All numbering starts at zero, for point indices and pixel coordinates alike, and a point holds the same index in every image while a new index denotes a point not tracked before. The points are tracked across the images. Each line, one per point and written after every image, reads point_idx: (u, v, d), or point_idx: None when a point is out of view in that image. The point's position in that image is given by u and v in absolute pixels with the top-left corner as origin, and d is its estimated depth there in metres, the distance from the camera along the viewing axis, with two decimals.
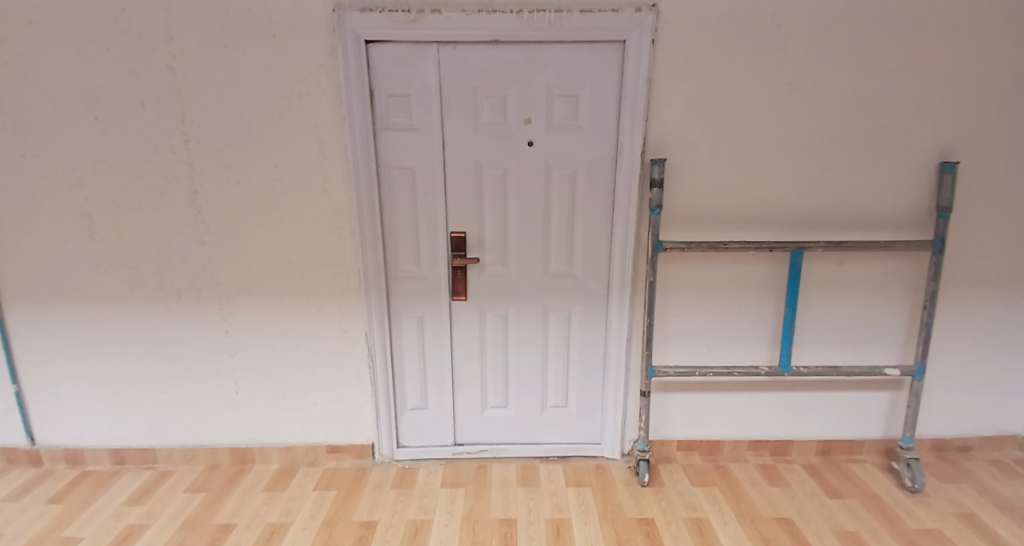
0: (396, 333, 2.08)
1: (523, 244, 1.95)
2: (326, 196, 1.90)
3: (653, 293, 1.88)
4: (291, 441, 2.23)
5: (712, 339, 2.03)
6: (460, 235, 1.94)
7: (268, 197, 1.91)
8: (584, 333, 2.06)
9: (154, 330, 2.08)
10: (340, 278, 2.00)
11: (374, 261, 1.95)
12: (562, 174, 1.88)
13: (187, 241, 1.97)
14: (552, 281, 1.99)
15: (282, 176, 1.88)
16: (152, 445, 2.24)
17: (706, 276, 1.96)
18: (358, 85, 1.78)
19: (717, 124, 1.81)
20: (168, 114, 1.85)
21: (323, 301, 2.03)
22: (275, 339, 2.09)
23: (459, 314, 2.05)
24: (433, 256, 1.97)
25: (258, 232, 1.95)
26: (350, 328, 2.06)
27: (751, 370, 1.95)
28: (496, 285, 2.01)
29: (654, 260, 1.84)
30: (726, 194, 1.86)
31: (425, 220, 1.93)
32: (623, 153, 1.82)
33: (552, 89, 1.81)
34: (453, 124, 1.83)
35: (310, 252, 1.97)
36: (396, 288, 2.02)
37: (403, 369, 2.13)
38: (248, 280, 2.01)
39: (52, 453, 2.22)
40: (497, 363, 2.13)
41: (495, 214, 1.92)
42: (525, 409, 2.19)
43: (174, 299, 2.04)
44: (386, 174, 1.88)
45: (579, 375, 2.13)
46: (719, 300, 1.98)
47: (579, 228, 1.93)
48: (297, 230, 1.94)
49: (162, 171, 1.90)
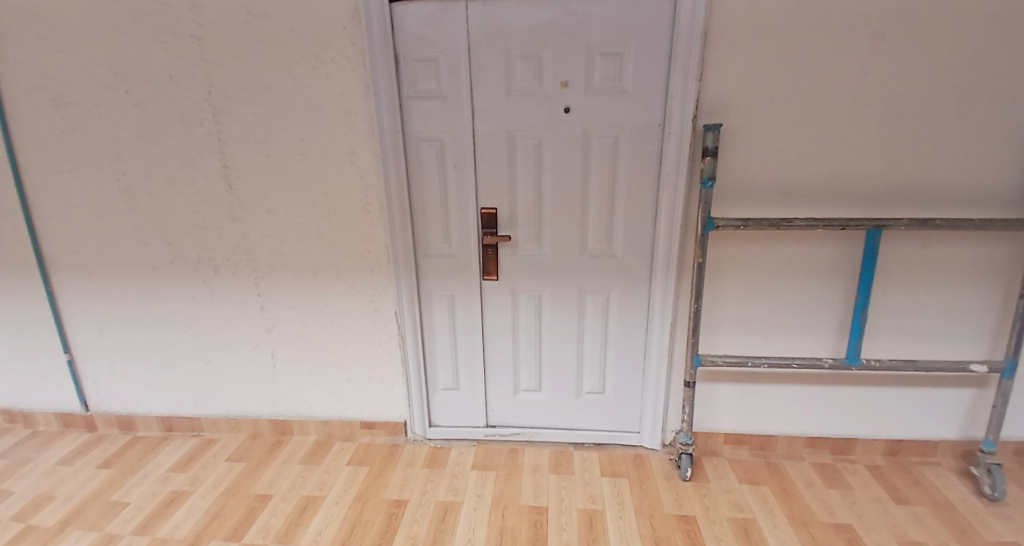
0: (427, 311, 2.01)
1: (558, 220, 1.81)
2: (353, 169, 1.82)
3: (701, 275, 1.69)
4: (326, 416, 2.24)
5: (768, 327, 1.84)
6: (491, 210, 1.82)
7: (296, 171, 1.85)
8: (625, 316, 1.92)
9: (193, 304, 2.11)
10: (370, 254, 1.93)
11: (402, 237, 1.87)
12: (604, 144, 1.71)
13: (220, 216, 1.95)
14: (590, 261, 1.85)
15: (310, 149, 1.82)
16: (197, 414, 2.31)
17: (763, 258, 1.76)
18: (383, 50, 1.67)
19: (783, 85, 1.58)
20: (196, 85, 1.80)
21: (354, 278, 1.98)
22: (307, 314, 2.06)
23: (492, 294, 1.96)
24: (463, 233, 1.87)
25: (288, 207, 1.90)
26: (382, 306, 2.01)
27: (813, 363, 1.76)
28: (529, 265, 1.89)
29: (704, 239, 1.65)
30: (791, 167, 1.65)
31: (456, 195, 1.82)
32: (673, 119, 1.62)
33: (593, 47, 1.62)
34: (484, 91, 1.70)
35: (340, 227, 1.91)
36: (427, 266, 1.94)
37: (435, 347, 2.07)
38: (280, 256, 1.98)
39: (106, 418, 2.34)
40: (531, 345, 2.03)
41: (529, 188, 1.79)
42: (560, 393, 2.09)
43: (210, 273, 2.05)
44: (414, 145, 1.77)
45: (619, 360, 2.00)
46: (777, 284, 1.79)
47: (621, 204, 1.76)
48: (326, 206, 1.88)
49: (192, 145, 1.87)
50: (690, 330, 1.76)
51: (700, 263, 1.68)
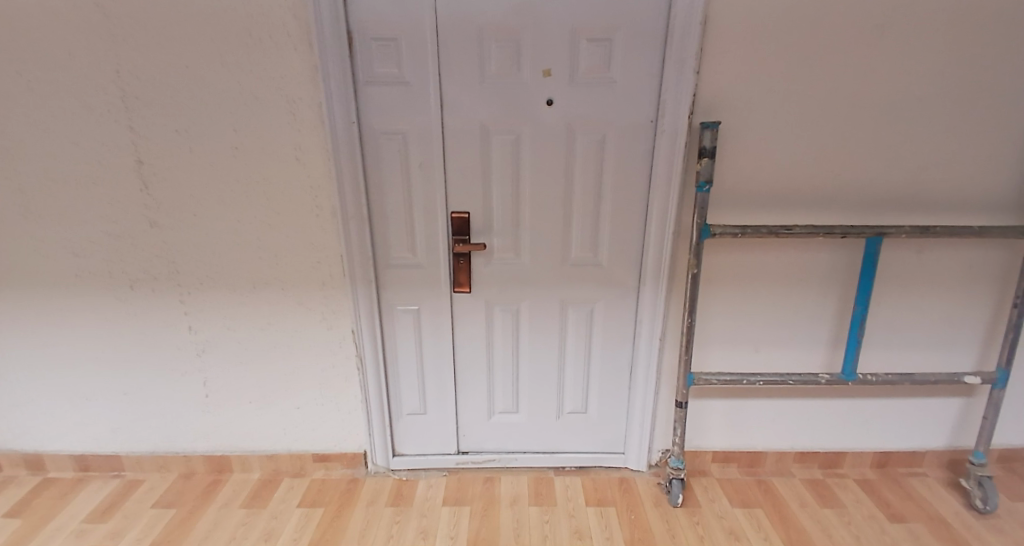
0: (389, 329, 1.78)
1: (537, 227, 1.62)
2: (299, 167, 1.56)
3: (695, 287, 1.54)
4: (273, 449, 1.96)
5: (762, 339, 1.72)
6: (464, 216, 1.61)
7: (230, 170, 1.58)
8: (610, 331, 1.75)
9: (109, 327, 1.79)
10: (321, 266, 1.68)
11: (360, 247, 1.63)
12: (589, 142, 1.53)
13: (137, 222, 1.65)
14: (573, 271, 1.68)
15: (247, 144, 1.55)
16: (118, 451, 1.99)
17: (759, 266, 1.63)
18: (333, 29, 1.42)
19: (784, 78, 1.45)
20: (102, 66, 1.50)
21: (302, 294, 1.72)
22: (245, 336, 1.79)
23: (463, 309, 1.75)
24: (430, 241, 1.65)
25: (221, 213, 1.62)
26: (336, 325, 1.76)
27: (810, 379, 1.65)
28: (505, 277, 1.69)
29: (699, 248, 1.50)
30: (790, 168, 1.52)
31: (421, 199, 1.60)
32: (667, 115, 1.46)
33: (578, 31, 1.44)
34: (454, 79, 1.48)
35: (283, 236, 1.64)
36: (387, 278, 1.70)
37: (399, 368, 1.84)
38: (213, 269, 1.70)
39: (8, 459, 1.98)
40: (507, 363, 1.83)
41: (504, 192, 1.59)
42: (539, 415, 1.90)
43: (126, 289, 1.74)
44: (373, 141, 1.54)
45: (602, 377, 1.83)
46: (772, 294, 1.66)
47: (607, 208, 1.59)
48: (267, 211, 1.62)
49: (100, 138, 1.56)
50: (682, 346, 1.61)
51: (695, 274, 1.52)
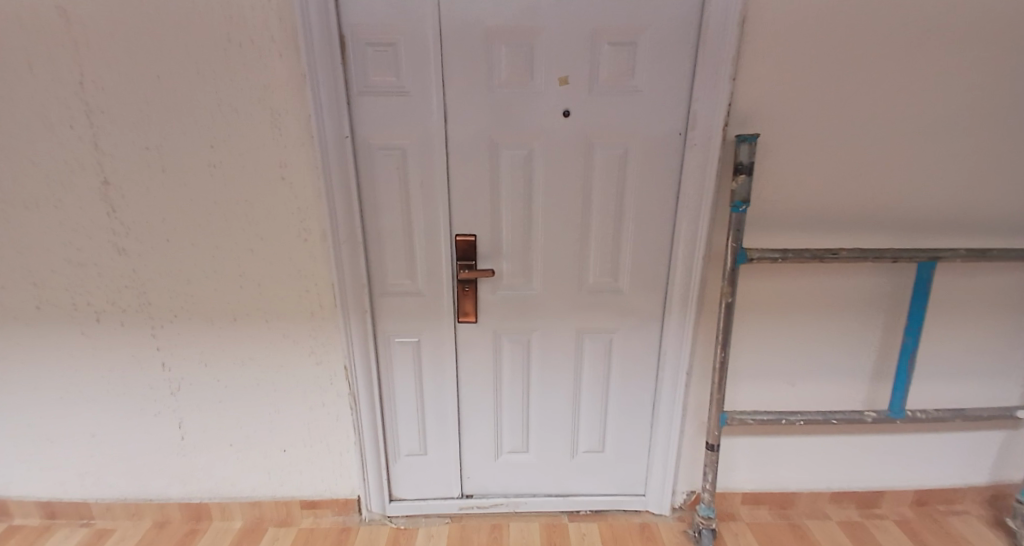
0: (385, 364, 1.60)
1: (550, 251, 1.46)
2: (285, 186, 1.40)
3: (730, 317, 1.39)
4: (257, 494, 1.78)
5: (797, 371, 1.57)
6: (470, 239, 1.44)
7: (207, 191, 1.40)
8: (629, 364, 1.59)
9: (74, 364, 1.60)
10: (309, 295, 1.51)
11: (353, 274, 1.46)
12: (609, 157, 1.38)
13: (103, 249, 1.46)
14: (589, 299, 1.52)
15: (227, 162, 1.38)
16: (86, 498, 1.79)
17: (796, 291, 1.48)
18: (322, 31, 1.26)
19: (827, 85, 1.30)
20: (60, 74, 1.31)
21: (289, 326, 1.54)
22: (226, 373, 1.61)
23: (467, 340, 1.58)
24: (431, 267, 1.49)
25: (198, 238, 1.45)
26: (326, 360, 1.58)
27: (854, 417, 1.50)
28: (514, 305, 1.53)
29: (734, 275, 1.35)
30: (831, 186, 1.37)
31: (422, 220, 1.44)
32: (698, 128, 1.31)
33: (599, 34, 1.29)
34: (459, 88, 1.33)
35: (267, 263, 1.47)
36: (383, 308, 1.53)
37: (396, 406, 1.67)
38: (188, 300, 1.52)
39: None
40: (516, 399, 1.67)
41: (514, 212, 1.43)
42: (551, 455, 1.73)
43: (92, 322, 1.55)
44: (367, 156, 1.37)
45: (621, 414, 1.67)
46: (810, 321, 1.51)
47: (628, 230, 1.44)
48: (249, 235, 1.45)
49: (59, 156, 1.38)
50: (715, 383, 1.45)
51: (729, 303, 1.38)
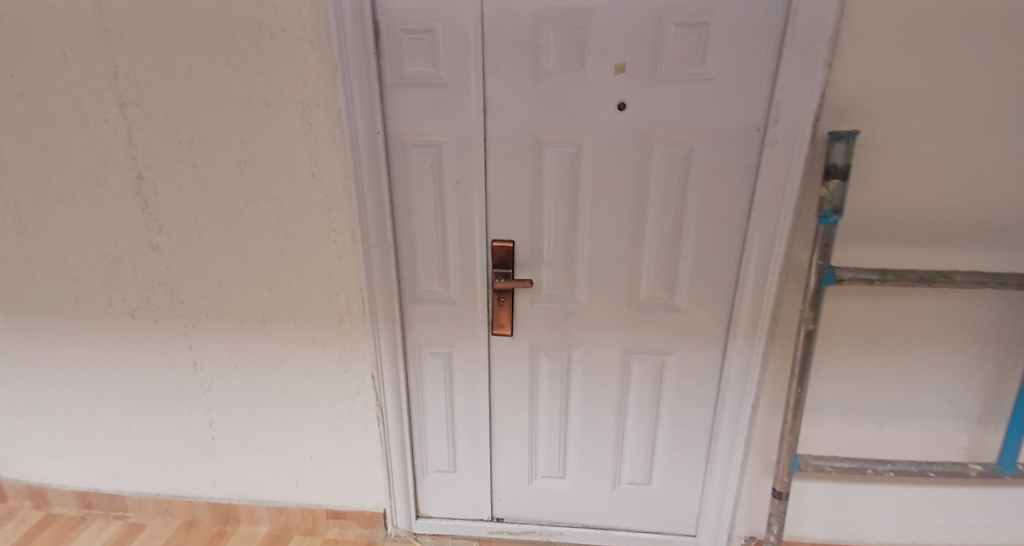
0: (414, 375, 1.50)
1: (596, 261, 1.31)
2: (314, 184, 1.30)
3: (810, 347, 1.20)
4: (283, 500, 1.73)
5: (882, 407, 1.36)
6: (506, 245, 1.30)
7: (236, 186, 1.32)
8: (682, 390, 1.42)
9: (109, 359, 1.59)
10: (338, 300, 1.41)
11: (382, 279, 1.35)
12: (669, 156, 1.20)
13: (136, 245, 1.42)
14: (639, 316, 1.35)
15: (256, 156, 1.29)
16: (121, 491, 1.79)
17: (884, 316, 1.27)
18: (355, 16, 1.14)
19: (944, 73, 1.07)
20: (95, 64, 1.27)
21: (317, 331, 1.45)
22: (254, 376, 1.54)
23: (503, 354, 1.45)
24: (466, 274, 1.36)
25: (227, 236, 1.38)
26: (354, 368, 1.48)
27: (955, 471, 1.29)
28: (554, 319, 1.38)
29: (819, 298, 1.16)
30: (939, 194, 1.15)
31: (457, 223, 1.31)
32: (781, 124, 1.12)
33: (664, 14, 1.12)
34: (502, 78, 1.19)
35: (295, 264, 1.38)
36: (416, 316, 1.42)
37: (426, 420, 1.56)
38: (218, 299, 1.46)
39: (15, 489, 1.83)
40: (553, 420, 1.52)
41: (557, 217, 1.29)
42: (590, 483, 1.59)
43: (127, 319, 1.53)
44: (400, 153, 1.26)
45: (671, 445, 1.49)
46: (896, 351, 1.30)
47: (689, 240, 1.26)
48: (278, 233, 1.35)
49: (95, 149, 1.34)
50: (789, 426, 1.26)
51: (811, 331, 1.18)
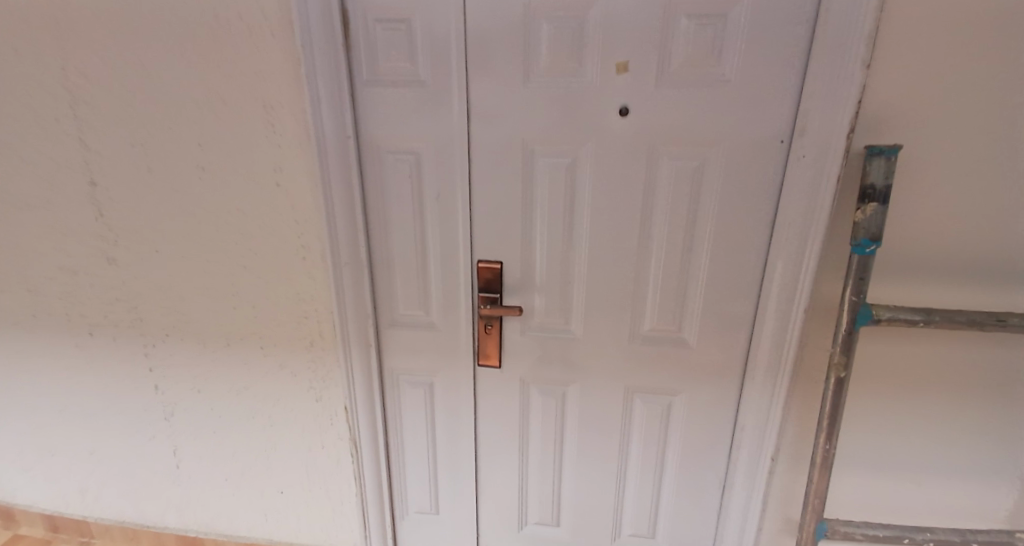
0: (392, 407, 1.35)
1: (594, 288, 1.16)
2: (279, 193, 1.17)
3: (842, 398, 1.02)
4: (253, 536, 1.57)
5: (920, 464, 1.18)
6: (494, 267, 1.16)
7: (197, 195, 1.20)
8: (690, 435, 1.25)
9: (70, 376, 1.48)
10: (306, 322, 1.27)
11: (354, 302, 1.21)
12: (678, 169, 1.05)
13: (94, 256, 1.31)
14: (642, 351, 1.19)
15: (216, 163, 1.17)
16: (85, 516, 1.66)
17: (924, 359, 1.11)
18: (322, 6, 1.01)
19: (1010, 76, 0.90)
20: (45, 61, 1.16)
21: (284, 355, 1.31)
22: (217, 401, 1.40)
23: (489, 387, 1.30)
24: (448, 298, 1.22)
25: (187, 250, 1.26)
26: (326, 396, 1.34)
27: (999, 541, 1.07)
28: (546, 351, 1.23)
29: (853, 341, 0.99)
30: (998, 221, 0.97)
31: (438, 241, 1.17)
32: (809, 134, 0.96)
33: (675, 6, 0.97)
34: (488, 78, 1.05)
35: (260, 281, 1.25)
36: (393, 343, 1.28)
37: (406, 456, 1.42)
38: (178, 317, 1.33)
39: None
40: (545, 462, 1.37)
41: (550, 237, 1.14)
42: (586, 533, 1.42)
43: (86, 335, 1.41)
44: (374, 160, 1.13)
45: (678, 494, 1.32)
46: (939, 400, 1.13)
47: (700, 267, 1.10)
48: (240, 248, 1.23)
49: (50, 152, 1.23)
50: (817, 487, 1.09)
51: (842, 379, 1.01)
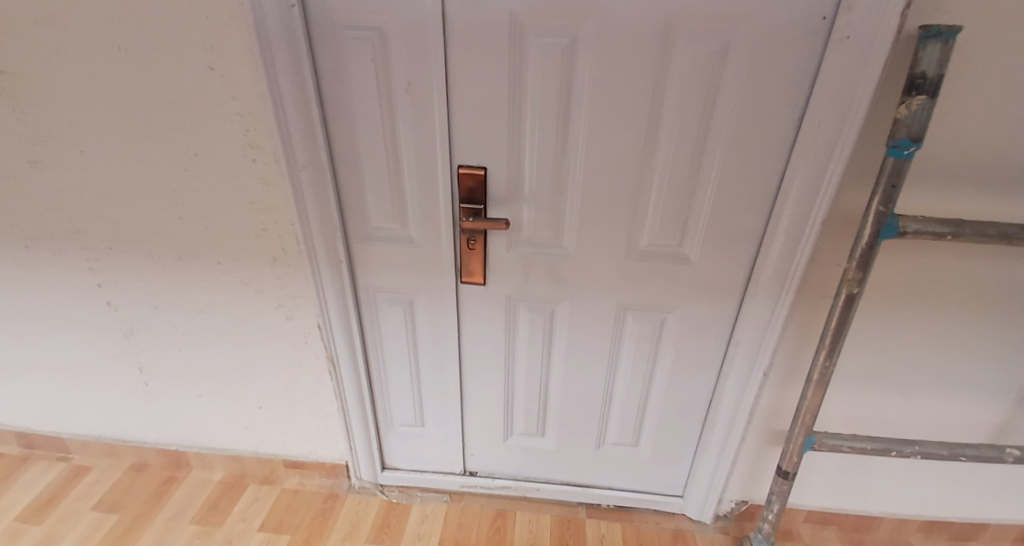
0: (370, 325, 1.27)
1: (590, 198, 1.03)
2: (219, 82, 0.98)
3: (850, 315, 0.96)
4: (237, 448, 1.56)
5: (913, 378, 1.18)
6: (476, 173, 1.03)
7: (119, 85, 1.01)
8: (683, 352, 1.20)
9: (13, 294, 1.35)
10: (267, 235, 1.14)
11: (319, 212, 1.08)
12: (694, 54, 0.88)
13: (12, 160, 1.13)
14: (639, 267, 1.10)
15: (137, 44, 0.96)
16: (60, 433, 1.62)
17: (937, 273, 1.04)
18: None
19: None
20: None
21: (247, 271, 1.20)
22: (180, 318, 1.30)
23: (473, 303, 1.22)
24: (426, 210, 1.09)
25: (118, 152, 1.08)
26: (298, 313, 1.25)
27: (989, 456, 1.10)
28: (535, 267, 1.13)
29: (871, 255, 0.91)
30: None
31: (412, 142, 1.02)
32: (857, 11, 0.79)
33: None
34: None
35: (208, 188, 1.09)
36: (365, 258, 1.17)
37: (387, 373, 1.36)
38: (121, 229, 1.18)
39: None
40: (532, 377, 1.32)
41: (542, 138, 0.99)
42: (572, 443, 1.42)
43: (22, 249, 1.26)
44: (329, 40, 0.93)
45: (666, 408, 1.30)
46: (945, 316, 1.09)
47: (709, 173, 0.98)
48: (180, 150, 1.06)
49: None
50: (811, 403, 1.05)
51: (853, 296, 0.94)
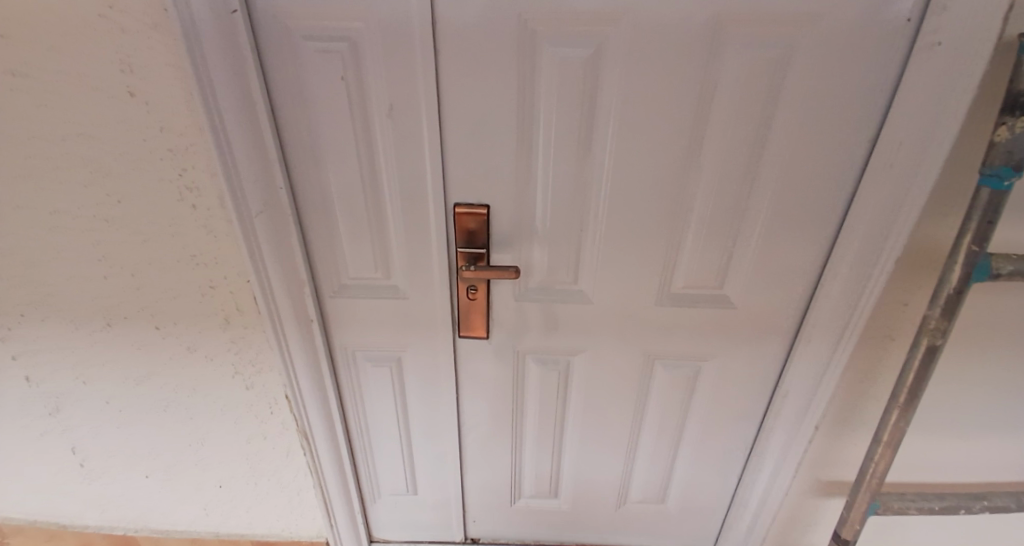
0: (349, 387, 1.07)
1: (614, 237, 0.86)
2: (143, 111, 0.76)
3: (931, 369, 0.81)
4: (195, 529, 1.31)
5: (976, 425, 1.03)
6: (477, 215, 0.84)
7: (13, 116, 0.78)
8: (719, 403, 1.04)
9: None
10: (216, 293, 0.92)
11: (281, 265, 0.87)
12: (743, 64, 0.72)
13: None
14: (671, 313, 0.93)
15: (33, 63, 0.74)
16: None
17: (1010, 310, 0.91)
18: None
19: None
20: None
21: (194, 336, 0.98)
22: (115, 392, 1.06)
23: (474, 358, 1.03)
24: (416, 256, 0.90)
25: (20, 198, 0.85)
26: (260, 382, 1.03)
27: None
28: (548, 316, 0.96)
29: (958, 302, 0.76)
30: None
31: (395, 178, 0.83)
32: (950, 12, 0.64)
33: None
34: None
35: (139, 239, 0.87)
36: (342, 314, 0.97)
37: (372, 439, 1.15)
38: (34, 291, 0.95)
39: None
40: (543, 435, 1.14)
41: (558, 168, 0.81)
42: (588, 502, 1.24)
43: None
44: (286, 55, 0.74)
45: (697, 462, 1.14)
46: (1017, 355, 0.95)
47: (757, 204, 0.82)
48: (97, 195, 0.84)
49: None
50: (880, 467, 0.91)
51: (936, 348, 0.79)
